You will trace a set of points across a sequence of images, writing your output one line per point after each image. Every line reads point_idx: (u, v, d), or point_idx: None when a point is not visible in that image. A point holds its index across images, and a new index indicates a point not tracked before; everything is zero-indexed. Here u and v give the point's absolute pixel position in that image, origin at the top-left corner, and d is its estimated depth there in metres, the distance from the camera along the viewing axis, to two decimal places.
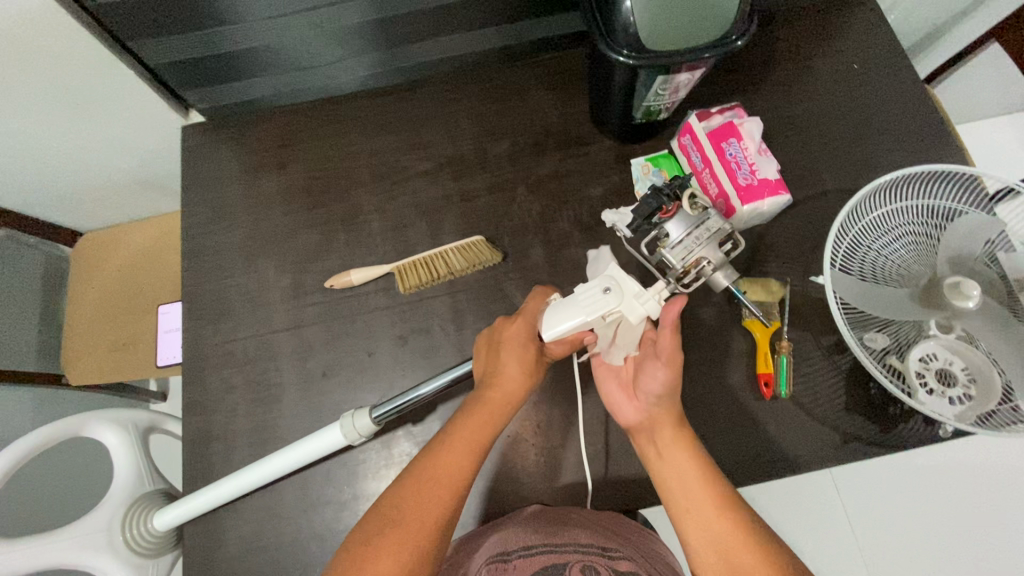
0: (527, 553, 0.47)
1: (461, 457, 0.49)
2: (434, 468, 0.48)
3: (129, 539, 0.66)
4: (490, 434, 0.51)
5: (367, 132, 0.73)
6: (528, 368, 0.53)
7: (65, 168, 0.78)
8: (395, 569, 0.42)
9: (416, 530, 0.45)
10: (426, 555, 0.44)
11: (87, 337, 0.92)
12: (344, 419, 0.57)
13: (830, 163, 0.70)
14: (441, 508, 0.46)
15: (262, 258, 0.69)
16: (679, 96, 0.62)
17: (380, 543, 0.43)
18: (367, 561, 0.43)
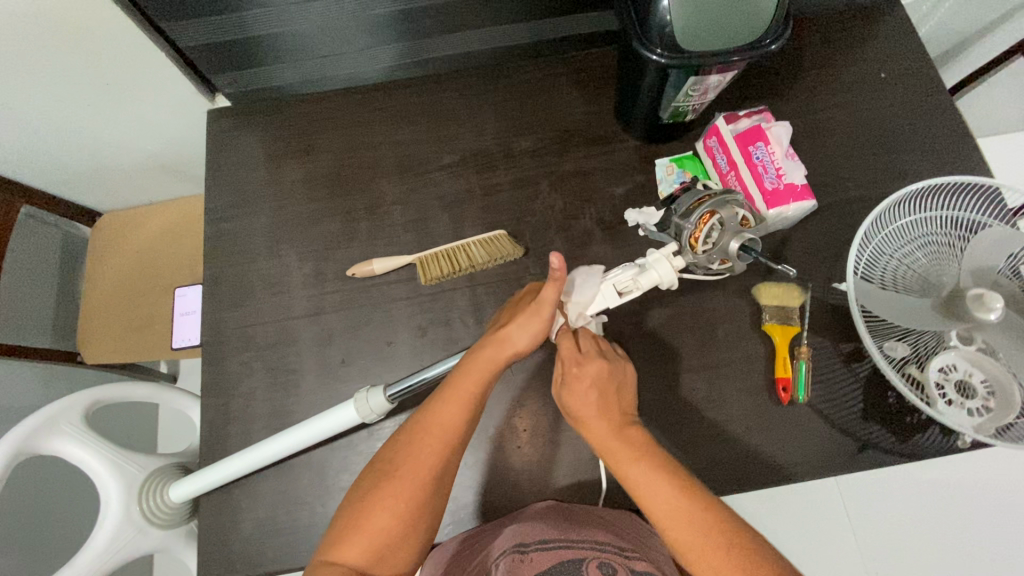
0: (544, 546, 0.47)
1: (454, 412, 0.48)
2: (428, 423, 0.48)
3: (145, 509, 0.68)
4: (484, 391, 0.50)
5: (393, 122, 0.73)
6: (536, 329, 0.51)
7: (90, 147, 0.79)
8: (391, 523, 0.45)
9: (408, 485, 0.46)
10: (420, 505, 0.46)
11: (102, 317, 0.93)
12: (357, 394, 0.58)
13: (854, 171, 0.70)
14: (434, 465, 0.47)
15: (284, 244, 0.69)
16: (707, 97, 0.62)
17: (374, 498, 0.45)
18: (364, 515, 0.45)
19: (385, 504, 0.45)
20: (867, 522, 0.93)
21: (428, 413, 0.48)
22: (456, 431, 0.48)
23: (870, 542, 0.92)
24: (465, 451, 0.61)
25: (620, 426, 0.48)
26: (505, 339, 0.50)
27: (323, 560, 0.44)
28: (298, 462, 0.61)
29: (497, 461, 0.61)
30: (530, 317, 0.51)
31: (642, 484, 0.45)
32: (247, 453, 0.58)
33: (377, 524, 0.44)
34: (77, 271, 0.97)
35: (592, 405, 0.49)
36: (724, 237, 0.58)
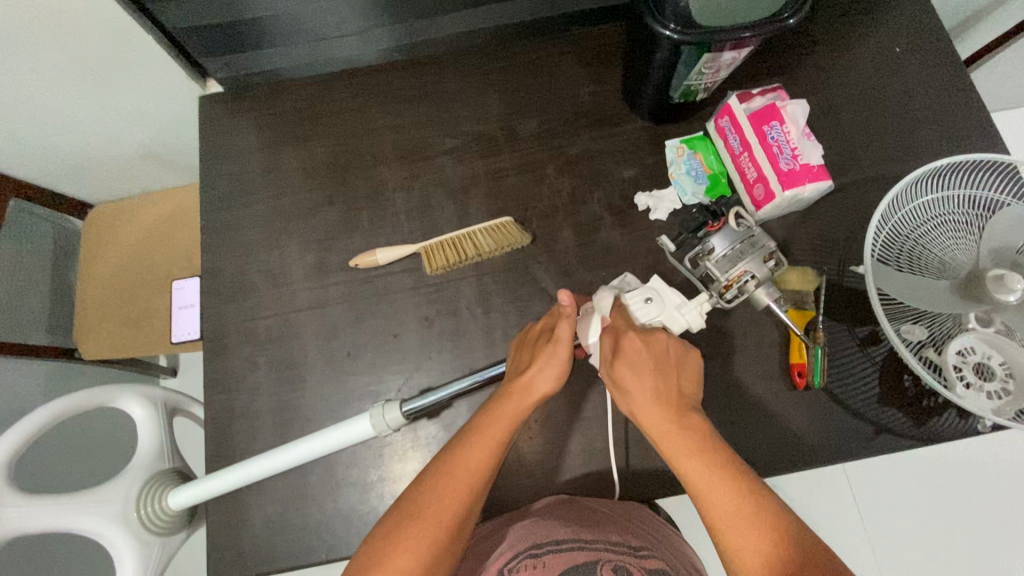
0: (560, 547, 0.46)
1: (478, 454, 0.48)
2: (450, 463, 0.47)
3: (142, 518, 0.65)
4: (507, 432, 0.49)
5: (393, 106, 0.71)
6: (558, 372, 0.50)
7: (79, 138, 0.76)
8: (414, 563, 0.43)
9: (433, 525, 0.45)
10: (444, 545, 0.45)
11: (99, 312, 0.91)
12: (374, 410, 0.56)
13: (868, 150, 0.68)
14: (457, 506, 0.46)
15: (284, 235, 0.67)
16: (719, 75, 0.60)
17: (399, 536, 0.44)
18: (387, 553, 0.44)
19: (408, 544, 0.44)
20: (875, 501, 0.94)
21: (453, 456, 0.48)
22: (485, 472, 0.47)
23: (876, 522, 0.93)
24: None
25: (676, 409, 0.46)
26: (529, 383, 0.50)
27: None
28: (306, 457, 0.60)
29: (508, 453, 0.60)
30: (550, 359, 0.50)
31: (692, 472, 0.44)
32: (257, 461, 0.56)
33: (399, 567, 0.43)
34: (72, 266, 0.95)
35: (644, 390, 0.47)
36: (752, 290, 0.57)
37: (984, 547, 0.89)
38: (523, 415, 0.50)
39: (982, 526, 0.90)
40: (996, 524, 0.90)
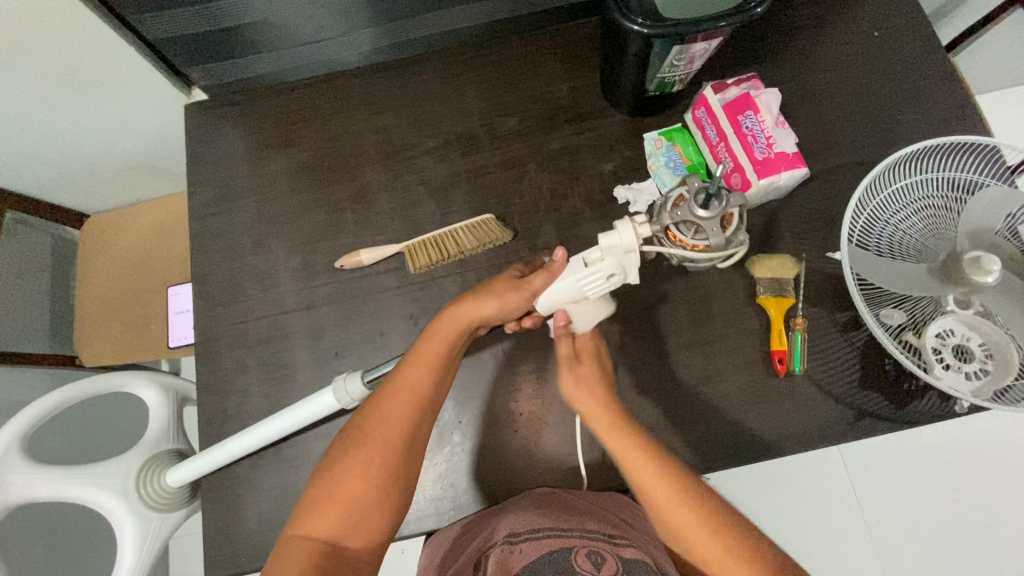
0: (534, 535, 0.47)
1: (422, 374, 0.51)
2: (397, 383, 0.50)
3: (142, 497, 0.66)
4: (450, 354, 0.52)
5: (375, 109, 0.72)
6: (504, 296, 0.54)
7: (69, 149, 0.77)
8: (362, 488, 0.46)
9: (379, 448, 0.47)
10: (391, 463, 0.47)
11: (98, 319, 0.93)
12: (335, 382, 0.58)
13: (848, 136, 0.68)
14: (400, 426, 0.49)
15: (271, 238, 0.68)
16: (694, 66, 0.61)
17: (347, 463, 0.47)
18: (336, 485, 0.46)
19: (356, 472, 0.47)
20: (870, 488, 0.94)
21: (396, 375, 0.51)
22: (428, 381, 0.51)
23: (872, 508, 0.93)
24: (462, 437, 0.62)
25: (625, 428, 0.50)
26: (475, 304, 0.53)
27: (284, 547, 0.44)
28: (297, 455, 0.61)
29: (494, 445, 0.61)
30: (503, 288, 0.55)
31: (660, 499, 0.46)
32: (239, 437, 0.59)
33: (348, 493, 0.46)
34: (70, 274, 0.97)
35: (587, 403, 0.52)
36: (687, 211, 0.52)
37: (982, 530, 0.90)
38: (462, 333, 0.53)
39: (979, 509, 0.90)
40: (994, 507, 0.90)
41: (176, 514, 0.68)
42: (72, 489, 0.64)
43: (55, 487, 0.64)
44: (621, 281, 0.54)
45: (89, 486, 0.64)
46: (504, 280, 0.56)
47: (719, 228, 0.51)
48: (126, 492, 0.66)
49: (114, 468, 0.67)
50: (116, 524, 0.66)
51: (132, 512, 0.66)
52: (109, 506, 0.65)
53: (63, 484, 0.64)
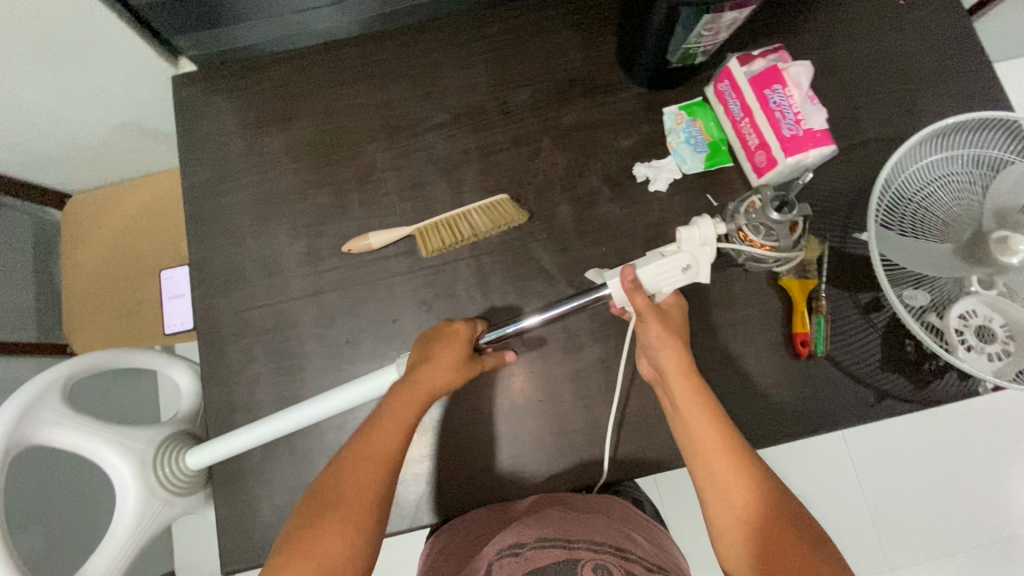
0: (540, 544, 0.49)
1: (389, 438, 0.51)
2: (366, 446, 0.50)
3: (160, 478, 0.63)
4: (416, 419, 0.52)
5: (378, 81, 0.68)
6: (457, 363, 0.55)
7: (44, 124, 0.72)
8: (338, 549, 0.45)
9: (350, 514, 0.47)
10: (365, 527, 0.47)
11: (87, 305, 0.90)
12: (401, 359, 0.57)
13: (872, 111, 0.66)
14: (373, 488, 0.49)
15: (273, 221, 0.65)
16: (719, 37, 0.58)
17: (323, 524, 0.46)
18: (308, 545, 0.45)
19: (331, 533, 0.46)
20: (863, 462, 0.98)
21: (364, 438, 0.51)
22: (412, 422, 0.52)
23: (865, 482, 0.97)
24: (480, 425, 0.60)
25: (696, 377, 0.52)
26: (432, 370, 0.54)
27: (308, 544, 0.45)
28: (312, 446, 0.60)
29: (513, 431, 0.60)
30: (454, 353, 0.55)
31: (704, 449, 0.50)
32: (288, 412, 0.56)
33: (327, 550, 0.45)
34: (53, 257, 0.92)
35: (659, 349, 0.53)
36: (761, 214, 0.55)
37: (956, 495, 0.96)
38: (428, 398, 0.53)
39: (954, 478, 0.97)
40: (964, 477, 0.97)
41: (184, 499, 0.65)
42: (97, 445, 0.61)
43: (84, 438, 0.61)
44: (694, 275, 0.54)
45: (115, 447, 0.62)
46: (457, 344, 0.56)
47: (787, 233, 0.54)
48: (147, 465, 0.63)
49: (142, 435, 0.64)
50: (121, 493, 0.62)
51: (144, 485, 0.62)
52: (123, 474, 0.62)
53: (90, 438, 0.61)
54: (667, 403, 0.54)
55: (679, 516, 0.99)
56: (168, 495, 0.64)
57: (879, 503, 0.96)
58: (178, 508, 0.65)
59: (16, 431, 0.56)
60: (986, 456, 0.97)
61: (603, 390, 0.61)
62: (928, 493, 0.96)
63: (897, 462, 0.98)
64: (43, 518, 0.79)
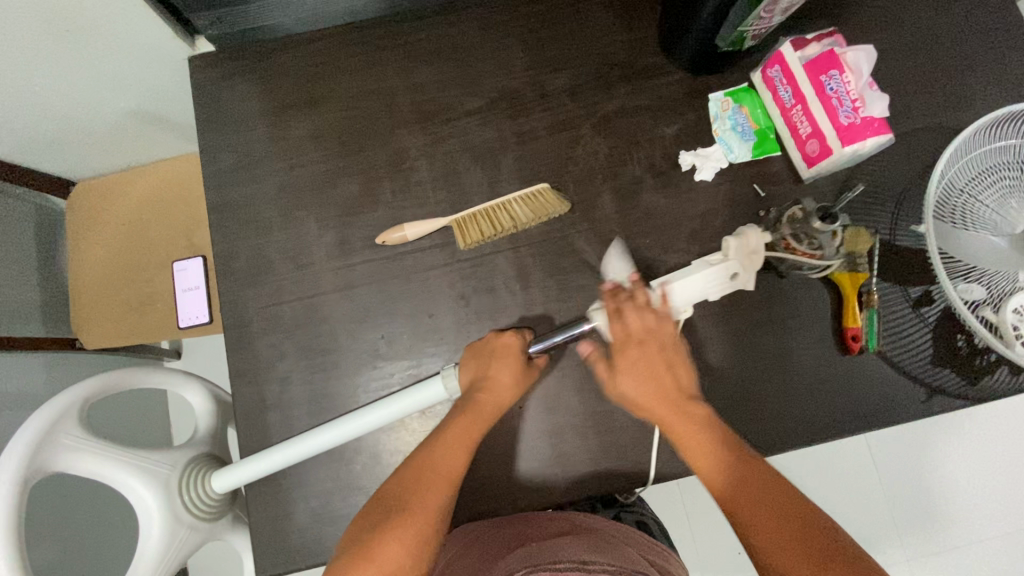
0: (556, 567, 0.44)
1: (454, 457, 0.51)
2: (430, 462, 0.50)
3: (187, 503, 0.59)
4: (479, 437, 0.53)
5: (408, 64, 0.64)
6: (518, 378, 0.55)
7: (50, 107, 0.68)
8: (397, 560, 0.44)
9: (415, 528, 0.46)
10: (428, 541, 0.46)
11: (97, 298, 0.86)
12: (448, 371, 0.56)
13: (928, 95, 0.63)
14: (438, 504, 0.48)
15: (301, 211, 0.62)
16: (773, 21, 0.56)
17: (382, 535, 0.45)
18: (366, 556, 0.44)
19: (392, 540, 0.45)
20: (886, 454, 0.98)
21: (427, 455, 0.51)
22: (478, 440, 0.52)
23: (888, 475, 0.97)
24: (523, 424, 0.58)
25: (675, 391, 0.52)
26: (494, 386, 0.54)
27: (370, 550, 0.45)
28: (348, 447, 0.57)
29: (557, 430, 0.58)
30: (514, 368, 0.55)
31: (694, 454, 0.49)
32: (318, 433, 0.54)
33: (387, 559, 0.44)
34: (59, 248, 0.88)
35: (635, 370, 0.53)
36: (804, 224, 0.56)
37: (977, 486, 0.96)
38: (492, 414, 0.54)
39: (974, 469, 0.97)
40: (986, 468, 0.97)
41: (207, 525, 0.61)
42: (118, 472, 0.56)
43: (103, 466, 0.56)
44: (741, 282, 0.55)
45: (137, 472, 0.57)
46: (517, 358, 0.55)
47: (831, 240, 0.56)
48: (170, 491, 0.58)
49: (164, 459, 0.60)
50: (142, 522, 0.57)
51: (168, 513, 0.58)
52: (144, 502, 0.57)
53: (110, 465, 0.56)
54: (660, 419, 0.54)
55: (701, 511, 0.99)
56: (193, 521, 0.59)
57: (901, 496, 0.96)
58: (202, 535, 0.61)
59: (31, 463, 0.50)
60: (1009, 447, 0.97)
61: None
62: (947, 484, 0.96)
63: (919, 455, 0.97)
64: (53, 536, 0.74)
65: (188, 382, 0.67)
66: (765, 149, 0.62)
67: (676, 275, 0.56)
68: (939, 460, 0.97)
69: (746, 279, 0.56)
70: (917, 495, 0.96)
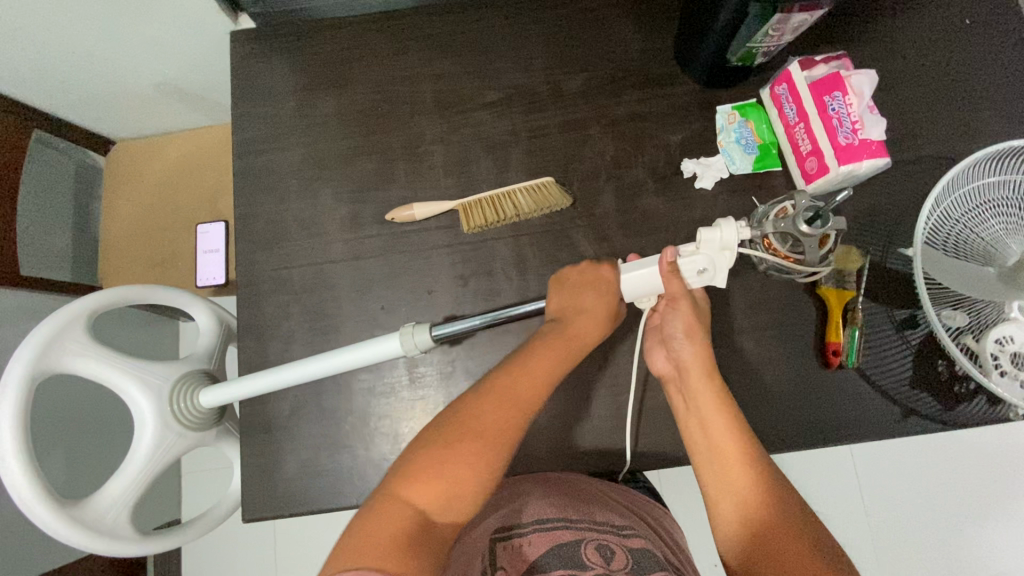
0: (542, 526, 0.51)
1: (535, 381, 0.50)
2: (500, 386, 0.49)
3: (177, 412, 0.61)
4: (564, 367, 0.52)
5: (432, 54, 0.68)
6: (605, 315, 0.54)
7: (98, 68, 0.73)
8: (468, 472, 0.45)
9: (485, 444, 0.47)
10: (498, 460, 0.47)
11: (124, 251, 0.93)
12: (404, 329, 0.55)
13: (933, 126, 0.64)
14: (509, 427, 0.48)
15: (318, 184, 0.66)
16: (783, 40, 0.58)
17: (439, 450, 0.46)
18: (432, 468, 0.45)
19: (461, 456, 0.46)
20: (870, 479, 0.98)
21: (502, 375, 0.50)
22: (558, 371, 0.52)
23: (869, 500, 0.97)
24: None
25: (715, 376, 0.52)
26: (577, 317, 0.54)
27: (435, 466, 0.45)
28: (340, 407, 0.61)
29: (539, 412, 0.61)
30: (597, 299, 0.55)
31: (722, 462, 0.49)
32: (286, 369, 0.56)
33: (458, 472, 0.45)
34: (95, 202, 0.94)
35: (686, 343, 0.54)
36: (790, 223, 0.53)
37: (961, 523, 0.96)
38: (575, 351, 0.53)
39: (959, 505, 0.96)
40: (972, 506, 0.96)
41: (196, 434, 0.63)
42: (117, 376, 0.59)
43: (104, 368, 0.58)
44: (709, 278, 0.54)
45: (132, 380, 0.60)
46: (599, 291, 0.55)
47: (816, 246, 0.53)
48: (162, 398, 0.61)
49: (160, 370, 0.62)
50: (137, 425, 0.60)
51: (159, 418, 0.60)
52: (138, 405, 0.60)
53: (111, 369, 0.59)
54: (681, 416, 0.54)
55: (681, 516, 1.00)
56: (182, 430, 0.62)
57: (881, 522, 0.97)
58: (191, 442, 0.63)
59: (38, 358, 0.54)
60: (997, 488, 0.96)
61: (632, 381, 0.61)
62: (930, 517, 0.96)
63: (904, 485, 0.98)
64: (68, 452, 0.81)
65: (197, 301, 0.68)
66: (767, 160, 0.64)
67: (641, 264, 0.55)
68: (924, 492, 0.97)
69: (714, 276, 0.54)
70: (898, 524, 0.96)
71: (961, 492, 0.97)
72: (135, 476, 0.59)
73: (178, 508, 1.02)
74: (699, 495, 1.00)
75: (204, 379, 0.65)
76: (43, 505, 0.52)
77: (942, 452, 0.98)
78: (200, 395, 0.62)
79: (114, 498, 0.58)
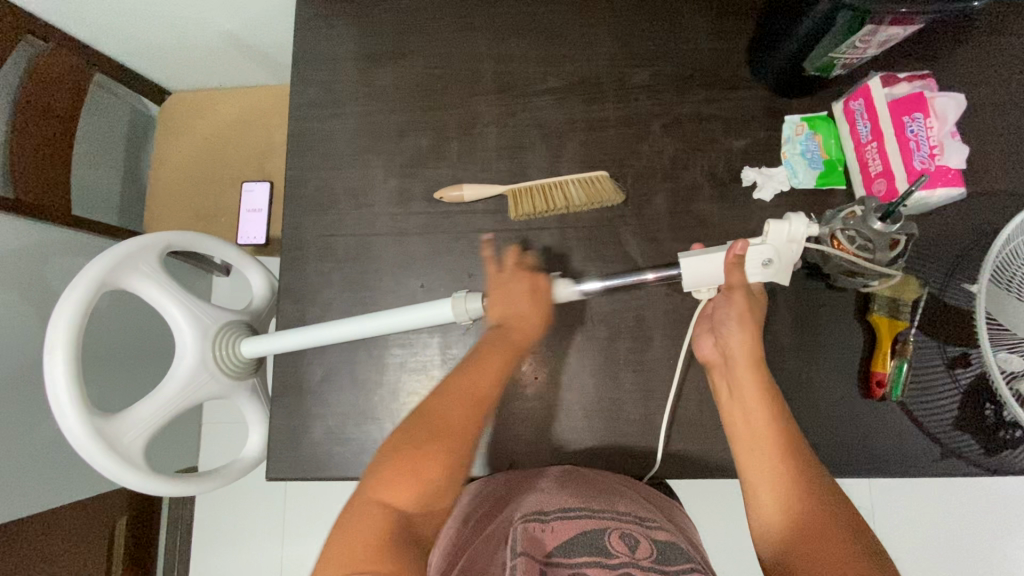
0: (566, 515, 0.48)
1: (487, 380, 0.51)
2: (454, 392, 0.50)
3: (217, 356, 0.63)
4: (508, 366, 0.53)
5: (497, 33, 0.66)
6: (531, 310, 0.56)
7: (164, 13, 0.73)
8: (433, 470, 0.46)
9: (448, 443, 0.48)
10: (459, 456, 0.48)
11: (169, 202, 0.92)
12: (457, 295, 0.56)
13: (1013, 159, 0.61)
14: (468, 422, 0.49)
15: (370, 154, 0.65)
16: (867, 52, 0.56)
17: (406, 450, 0.47)
18: (402, 469, 0.46)
19: (427, 456, 0.46)
20: (886, 512, 0.96)
21: (455, 380, 0.51)
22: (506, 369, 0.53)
23: (884, 534, 0.95)
24: (537, 395, 0.61)
25: (763, 371, 0.51)
26: (520, 320, 0.55)
27: (405, 466, 0.46)
28: (371, 379, 0.61)
29: (568, 407, 0.60)
30: (511, 291, 0.56)
31: (761, 455, 0.48)
32: (342, 326, 0.57)
33: (427, 469, 0.46)
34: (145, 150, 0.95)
35: (735, 330, 0.52)
36: (860, 223, 0.52)
37: (976, 568, 0.93)
38: (518, 349, 0.55)
39: (977, 550, 0.94)
40: (990, 553, 0.94)
41: (227, 382, 0.64)
42: (172, 308, 0.61)
43: (165, 297, 0.60)
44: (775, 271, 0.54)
45: (184, 316, 0.61)
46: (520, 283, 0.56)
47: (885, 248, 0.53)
48: (207, 338, 0.62)
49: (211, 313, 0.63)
50: (176, 358, 0.61)
51: (197, 358, 0.61)
52: (183, 342, 0.61)
53: (169, 300, 0.60)
54: (722, 405, 0.52)
55: None
56: (215, 372, 0.63)
57: (893, 557, 0.95)
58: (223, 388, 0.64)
59: (111, 272, 0.55)
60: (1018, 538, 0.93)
61: (665, 387, 0.60)
62: (945, 558, 0.94)
63: (922, 523, 0.95)
64: (102, 381, 0.82)
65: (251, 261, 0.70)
66: (831, 176, 0.62)
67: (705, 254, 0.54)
68: (942, 532, 0.95)
69: (779, 271, 0.54)
70: (911, 561, 0.94)
71: (981, 538, 0.94)
72: (163, 409, 0.60)
73: (193, 455, 1.04)
74: (709, 507, 0.99)
75: (243, 333, 0.66)
76: (75, 407, 0.52)
77: (966, 495, 0.95)
78: (242, 345, 0.64)
79: (137, 424, 0.58)
